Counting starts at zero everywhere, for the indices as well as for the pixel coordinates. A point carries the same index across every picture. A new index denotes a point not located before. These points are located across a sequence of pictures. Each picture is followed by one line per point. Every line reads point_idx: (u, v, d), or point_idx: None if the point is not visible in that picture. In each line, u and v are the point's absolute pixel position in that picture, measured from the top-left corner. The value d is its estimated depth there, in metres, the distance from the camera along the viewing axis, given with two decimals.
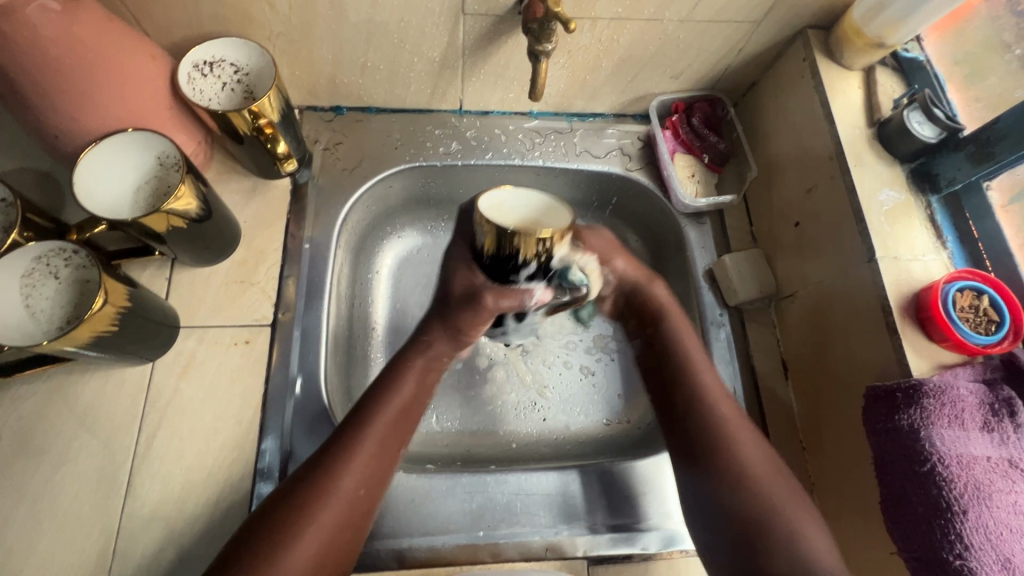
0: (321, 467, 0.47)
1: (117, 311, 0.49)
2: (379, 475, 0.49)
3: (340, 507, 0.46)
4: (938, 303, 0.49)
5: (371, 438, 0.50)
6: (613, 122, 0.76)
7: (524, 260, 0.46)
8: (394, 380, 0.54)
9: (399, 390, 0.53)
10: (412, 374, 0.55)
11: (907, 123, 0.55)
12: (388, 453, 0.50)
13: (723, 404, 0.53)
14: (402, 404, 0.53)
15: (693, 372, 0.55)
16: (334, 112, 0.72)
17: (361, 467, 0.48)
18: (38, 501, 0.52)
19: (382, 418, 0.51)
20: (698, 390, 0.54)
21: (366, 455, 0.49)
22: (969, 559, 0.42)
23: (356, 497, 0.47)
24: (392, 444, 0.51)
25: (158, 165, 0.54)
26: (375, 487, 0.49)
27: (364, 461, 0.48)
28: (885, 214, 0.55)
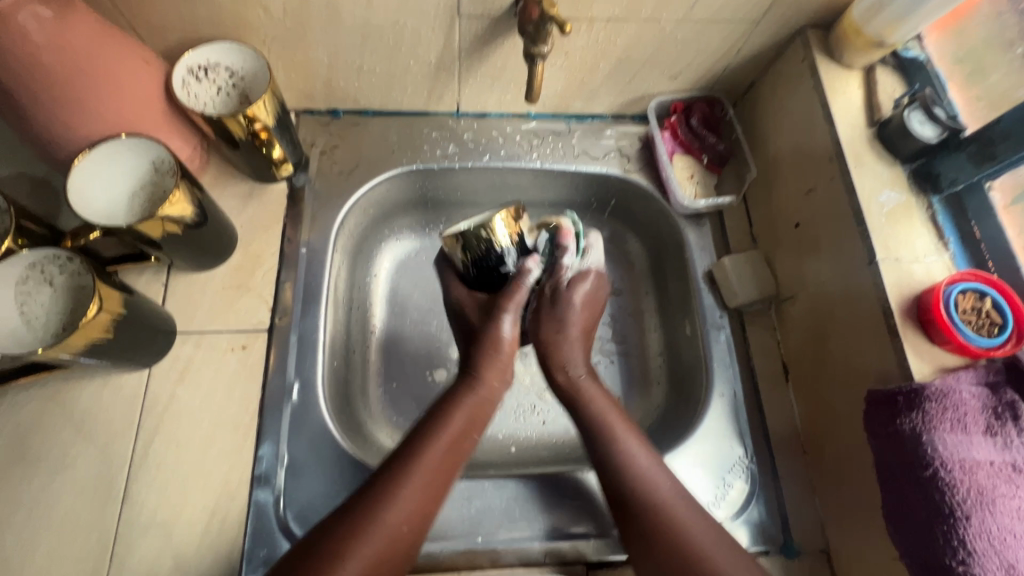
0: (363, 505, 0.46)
1: (111, 319, 0.49)
2: (424, 514, 0.48)
3: (380, 545, 0.45)
4: (939, 305, 0.48)
5: (418, 475, 0.48)
6: (611, 123, 0.76)
7: (507, 250, 0.55)
8: (441, 416, 0.52)
9: (446, 428, 0.51)
10: (465, 409, 0.53)
11: (908, 124, 0.55)
12: (438, 490, 0.49)
13: (653, 476, 0.52)
14: (451, 439, 0.51)
15: (622, 456, 0.53)
16: (330, 115, 0.72)
17: (403, 510, 0.47)
18: (35, 509, 0.52)
19: (433, 457, 0.50)
20: (643, 476, 0.52)
21: (411, 495, 0.47)
22: (972, 565, 0.42)
23: (399, 533, 0.46)
24: (438, 480, 0.49)
25: (153, 171, 0.53)
26: (420, 525, 0.48)
27: (410, 501, 0.47)
28: (885, 215, 0.54)
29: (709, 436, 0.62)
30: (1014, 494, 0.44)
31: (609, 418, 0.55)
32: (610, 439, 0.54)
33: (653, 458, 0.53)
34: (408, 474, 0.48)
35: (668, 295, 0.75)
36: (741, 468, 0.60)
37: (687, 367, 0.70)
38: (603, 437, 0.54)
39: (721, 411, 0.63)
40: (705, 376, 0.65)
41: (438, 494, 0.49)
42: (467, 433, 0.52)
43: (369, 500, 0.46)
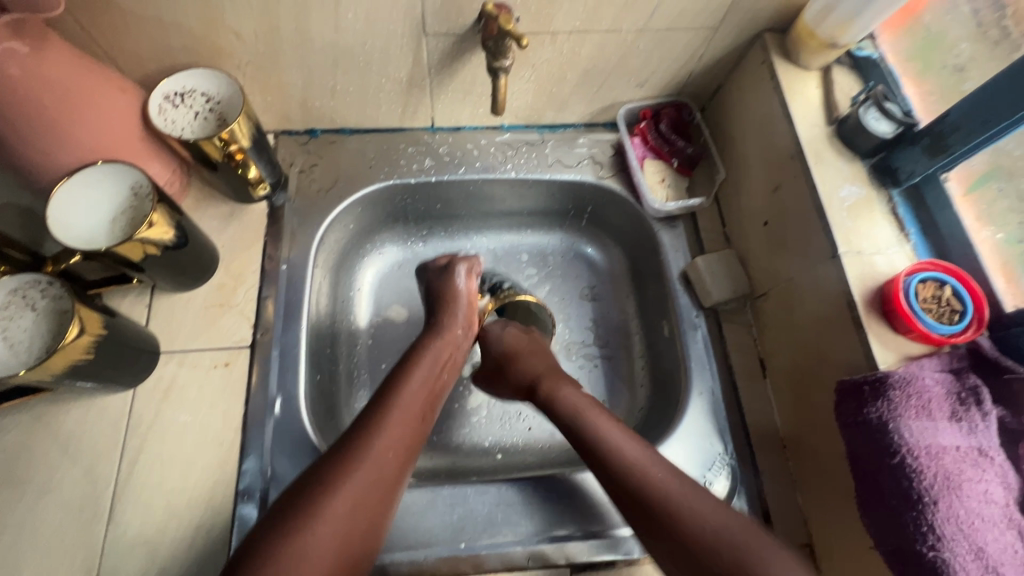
0: (351, 440, 0.50)
1: (93, 340, 0.50)
2: (407, 446, 0.52)
3: (375, 469, 0.48)
4: (899, 295, 0.49)
5: (396, 412, 0.53)
6: (583, 131, 0.78)
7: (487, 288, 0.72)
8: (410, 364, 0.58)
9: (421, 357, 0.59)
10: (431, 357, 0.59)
11: (864, 120, 0.56)
12: (416, 423, 0.54)
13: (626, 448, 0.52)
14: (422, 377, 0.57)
15: (606, 449, 0.52)
16: (308, 135, 0.74)
17: (387, 441, 0.50)
18: (21, 531, 0.52)
19: (410, 391, 0.55)
20: (632, 463, 0.51)
21: (399, 422, 0.52)
22: (942, 550, 0.43)
23: (385, 462, 0.49)
24: (416, 408, 0.54)
25: (132, 196, 0.55)
26: (405, 456, 0.51)
27: (396, 433, 0.51)
28: (847, 210, 0.56)
29: (689, 435, 0.62)
30: (981, 478, 0.45)
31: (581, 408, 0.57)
32: (579, 414, 0.56)
33: (642, 447, 0.52)
34: (390, 412, 0.53)
35: (648, 297, 0.76)
36: (722, 465, 0.61)
37: (668, 368, 0.70)
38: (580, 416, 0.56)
39: (700, 409, 0.64)
40: (683, 377, 0.66)
41: (416, 429, 0.53)
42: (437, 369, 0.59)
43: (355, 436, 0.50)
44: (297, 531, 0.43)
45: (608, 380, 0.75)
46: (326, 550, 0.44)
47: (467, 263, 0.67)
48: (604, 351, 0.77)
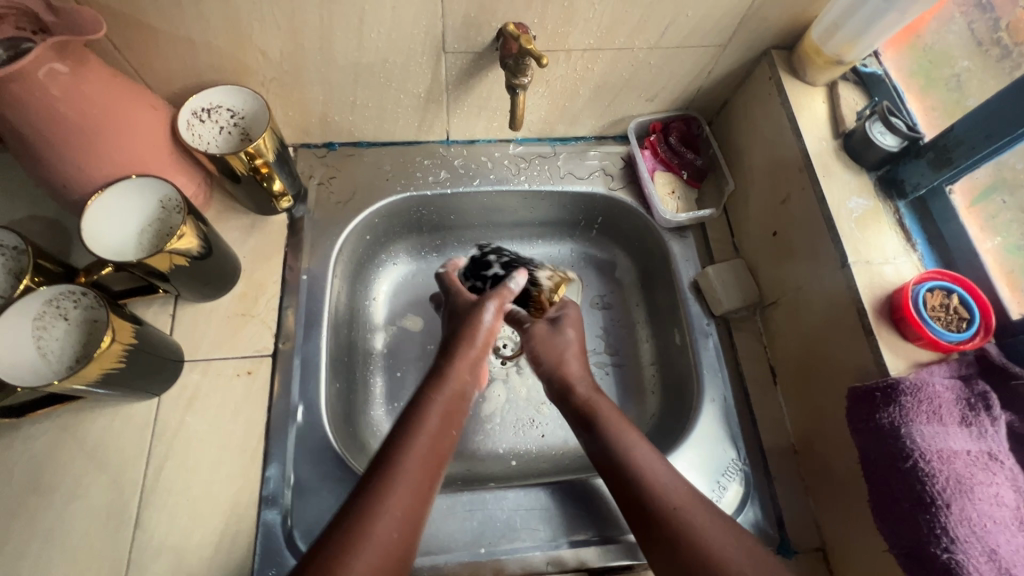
0: (350, 502, 0.44)
1: (124, 349, 0.51)
2: (419, 515, 0.45)
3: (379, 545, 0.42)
4: (908, 303, 0.51)
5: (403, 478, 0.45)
6: (594, 144, 0.80)
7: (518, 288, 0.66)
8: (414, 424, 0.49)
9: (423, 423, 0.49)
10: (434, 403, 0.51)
11: (870, 134, 0.58)
12: (423, 495, 0.45)
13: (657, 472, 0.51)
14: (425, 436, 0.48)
15: (627, 460, 0.52)
16: (327, 148, 0.76)
17: (396, 511, 0.43)
18: (50, 537, 0.53)
19: (413, 451, 0.47)
20: (649, 479, 0.50)
21: (402, 485, 0.45)
22: (956, 552, 0.44)
23: (394, 542, 0.42)
24: (427, 467, 0.47)
25: (161, 208, 0.57)
26: (413, 531, 0.44)
27: (404, 501, 0.44)
28: (855, 221, 0.57)
29: (702, 441, 0.63)
30: (993, 482, 0.46)
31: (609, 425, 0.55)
32: (625, 454, 0.52)
33: (653, 452, 0.53)
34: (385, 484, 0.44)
35: (658, 306, 0.78)
36: (735, 471, 0.62)
37: (679, 375, 0.72)
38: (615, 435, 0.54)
39: (712, 416, 0.65)
40: (695, 383, 0.68)
41: (424, 488, 0.46)
42: (444, 422, 0.50)
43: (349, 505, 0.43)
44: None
45: (620, 388, 0.76)
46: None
47: (497, 297, 0.58)
48: (616, 359, 0.78)
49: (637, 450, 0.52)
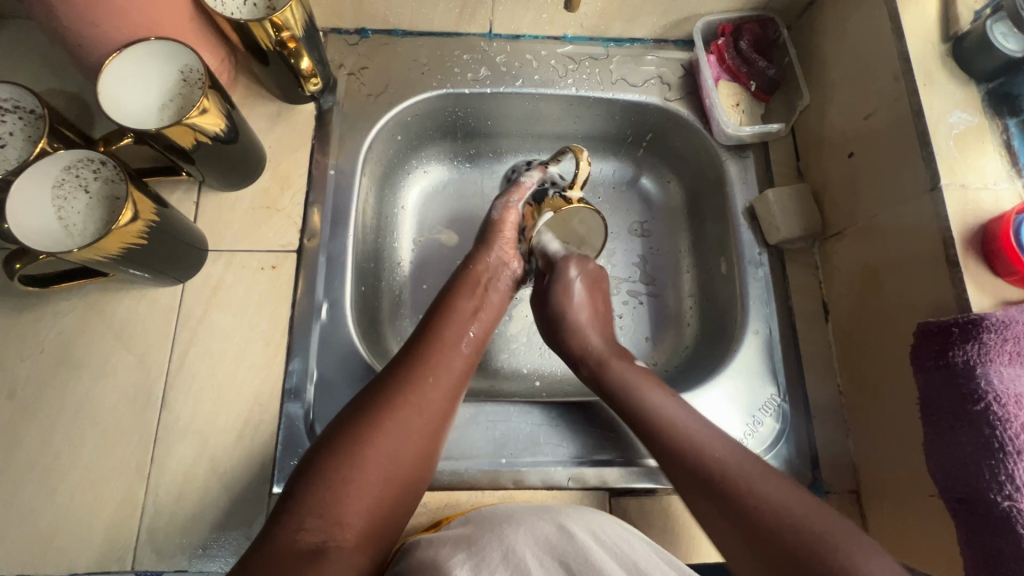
0: (393, 387, 0.49)
1: (145, 226, 0.49)
2: (433, 433, 0.50)
3: (419, 417, 0.49)
4: (1009, 232, 0.44)
5: (414, 396, 0.49)
6: (652, 48, 0.71)
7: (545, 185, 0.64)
8: (428, 350, 0.53)
9: (446, 356, 0.54)
10: (461, 312, 0.58)
11: (990, 36, 0.49)
12: (440, 413, 0.50)
13: (720, 452, 0.47)
14: (461, 334, 0.56)
15: (657, 418, 0.52)
16: (358, 35, 0.69)
17: (412, 428, 0.48)
18: (79, 410, 0.54)
19: (449, 346, 0.54)
20: (696, 443, 0.49)
21: (441, 374, 0.52)
22: (1019, 500, 0.40)
23: (410, 456, 0.47)
24: (457, 361, 0.54)
25: (182, 81, 0.52)
26: (430, 444, 0.49)
27: (419, 419, 0.49)
28: (954, 138, 0.50)
29: (740, 373, 0.60)
30: None
31: (634, 380, 0.55)
32: (636, 399, 0.54)
33: (685, 407, 0.52)
34: (424, 372, 0.51)
35: (705, 236, 0.72)
36: (772, 407, 0.59)
37: (722, 306, 0.68)
38: (628, 396, 0.55)
39: (754, 349, 0.61)
40: (739, 314, 0.63)
41: (454, 382, 0.53)
42: (479, 326, 0.58)
43: (398, 387, 0.50)
44: (339, 483, 0.43)
45: (654, 317, 0.73)
46: (370, 492, 0.44)
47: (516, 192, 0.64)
48: (652, 288, 0.74)
49: (666, 408, 0.52)
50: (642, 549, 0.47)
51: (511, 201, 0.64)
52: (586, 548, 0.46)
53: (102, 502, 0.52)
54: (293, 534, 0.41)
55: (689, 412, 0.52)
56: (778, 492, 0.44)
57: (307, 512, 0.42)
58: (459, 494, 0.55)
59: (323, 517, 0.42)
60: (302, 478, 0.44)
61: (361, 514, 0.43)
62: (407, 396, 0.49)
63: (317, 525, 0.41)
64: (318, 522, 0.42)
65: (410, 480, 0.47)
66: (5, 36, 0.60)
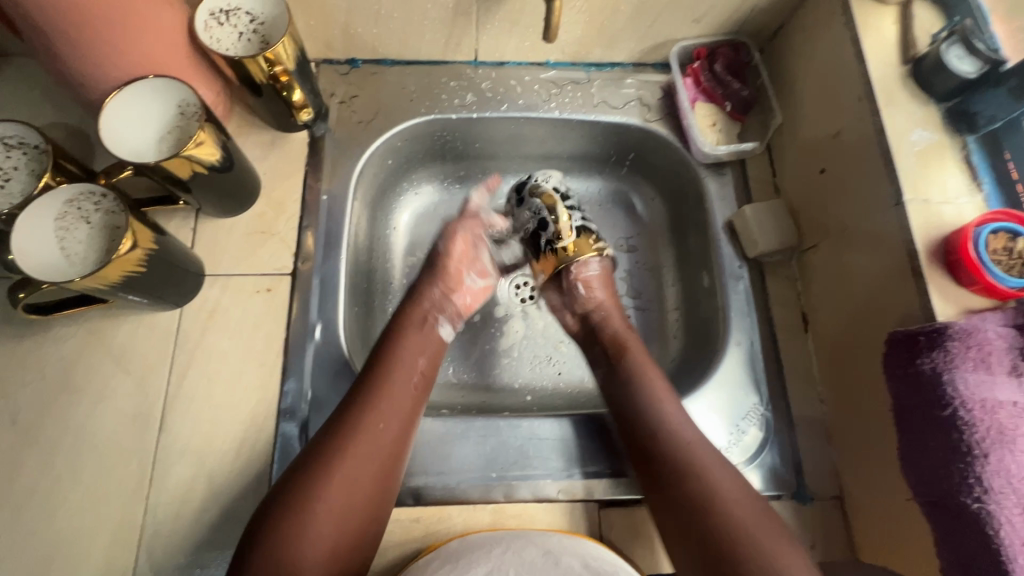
0: (343, 421, 0.50)
1: (145, 253, 0.51)
2: (388, 470, 0.50)
3: (372, 453, 0.49)
4: (968, 245, 0.46)
5: (363, 431, 0.50)
6: (632, 72, 0.74)
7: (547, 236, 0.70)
8: (376, 379, 0.53)
9: (398, 388, 0.53)
10: (415, 335, 0.59)
11: (945, 58, 0.52)
12: (392, 446, 0.51)
13: (713, 469, 0.50)
14: (414, 363, 0.56)
15: (644, 402, 0.56)
16: (349, 65, 0.72)
17: (364, 467, 0.48)
18: (80, 433, 0.55)
19: (407, 367, 0.55)
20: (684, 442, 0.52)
21: (390, 407, 0.52)
22: (988, 502, 0.42)
23: (364, 496, 0.48)
24: (408, 390, 0.54)
25: (179, 115, 0.55)
26: (385, 480, 0.49)
27: (371, 456, 0.49)
28: (915, 155, 0.52)
29: (724, 384, 0.62)
30: None
31: (641, 364, 0.59)
32: (637, 375, 0.58)
33: (675, 402, 0.56)
34: (374, 405, 0.51)
35: (688, 252, 0.74)
36: (756, 416, 0.61)
37: (706, 319, 0.69)
38: (637, 376, 0.58)
39: (736, 360, 0.63)
40: (721, 327, 0.65)
41: (411, 403, 0.53)
42: (427, 358, 0.58)
43: (346, 422, 0.50)
44: (298, 522, 0.44)
45: (641, 331, 0.74)
46: (328, 529, 0.45)
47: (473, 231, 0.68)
48: (639, 303, 0.76)
49: (654, 386, 0.57)
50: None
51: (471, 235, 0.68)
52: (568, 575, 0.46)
53: (102, 524, 0.53)
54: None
55: (695, 430, 0.54)
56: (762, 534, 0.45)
57: (266, 556, 0.43)
58: (450, 508, 0.56)
59: (283, 557, 0.43)
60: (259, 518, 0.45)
61: (320, 555, 0.44)
62: (370, 420, 0.50)
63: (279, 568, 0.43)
64: (277, 564, 0.43)
65: (369, 515, 0.48)
66: (10, 75, 0.63)
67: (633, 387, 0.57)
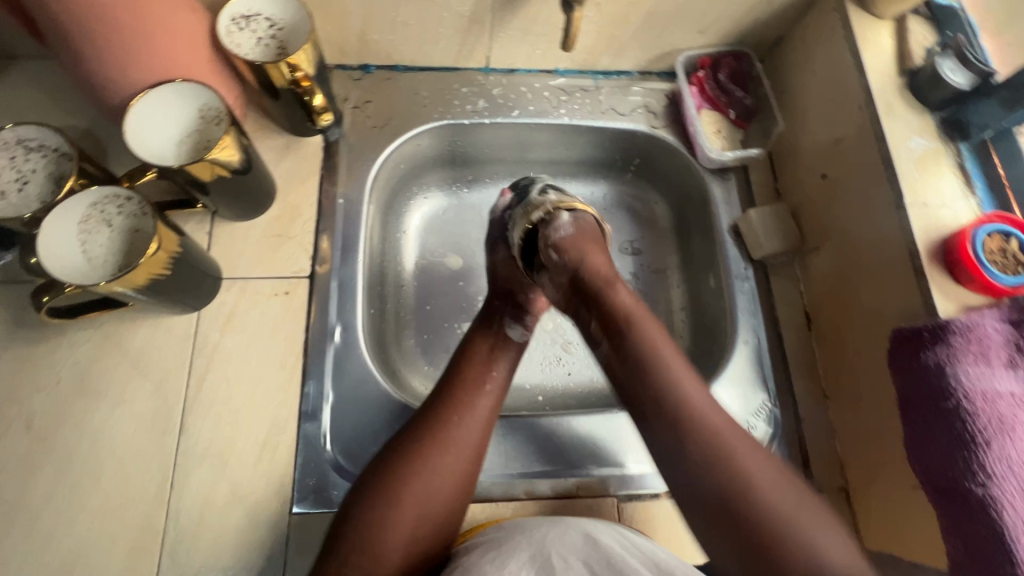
0: (423, 426, 0.51)
1: (169, 256, 0.51)
2: (466, 477, 0.51)
3: (451, 459, 0.50)
4: (967, 245, 0.49)
5: (446, 438, 0.51)
6: (638, 80, 0.77)
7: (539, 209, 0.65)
8: (455, 390, 0.54)
9: (481, 394, 0.54)
10: (482, 352, 0.58)
11: (940, 71, 0.56)
12: (471, 452, 0.51)
13: (737, 453, 0.45)
14: (484, 372, 0.56)
15: (663, 383, 0.49)
16: (362, 70, 0.73)
17: (438, 471, 0.49)
18: (97, 438, 0.55)
19: (476, 385, 0.55)
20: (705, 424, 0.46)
21: (467, 417, 0.52)
22: (991, 487, 0.44)
23: (443, 499, 0.49)
24: (485, 399, 0.54)
25: (200, 118, 0.55)
26: (462, 487, 0.50)
27: (454, 461, 0.50)
28: (914, 161, 0.55)
29: (734, 381, 0.64)
30: None
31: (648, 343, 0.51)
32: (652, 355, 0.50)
33: (695, 382, 0.49)
34: (455, 412, 0.52)
35: (694, 255, 0.77)
36: (765, 411, 0.63)
37: (712, 319, 0.72)
38: (649, 369, 0.49)
39: (745, 357, 0.65)
40: (729, 325, 0.68)
41: (489, 416, 0.54)
42: (502, 366, 0.57)
43: (428, 429, 0.51)
44: (378, 522, 0.46)
45: None
46: (408, 529, 0.47)
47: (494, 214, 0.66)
48: (645, 304, 0.78)
49: (661, 352, 0.50)
50: (670, 556, 0.49)
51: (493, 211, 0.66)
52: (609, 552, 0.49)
53: (123, 528, 0.52)
54: (337, 568, 0.45)
55: (722, 414, 0.48)
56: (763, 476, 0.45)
57: (351, 549, 0.45)
58: (475, 506, 0.57)
59: (363, 552, 0.45)
60: (346, 513, 0.48)
61: (399, 547, 0.46)
62: (438, 440, 0.50)
63: (361, 559, 0.45)
64: (358, 557, 0.45)
65: (444, 518, 0.49)
66: (20, 77, 0.62)
67: (642, 382, 0.49)
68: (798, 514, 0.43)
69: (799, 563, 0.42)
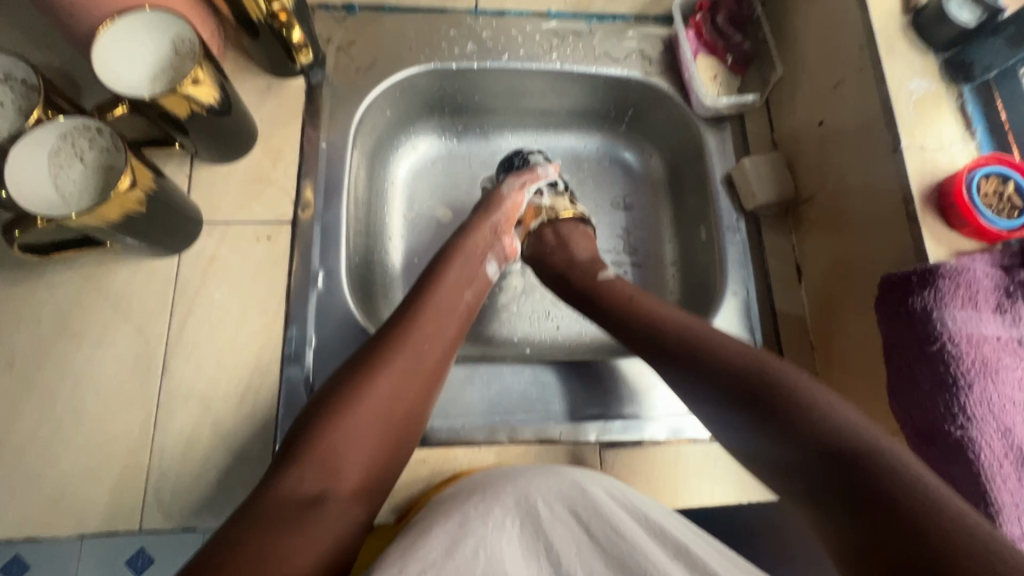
0: (384, 344, 0.51)
1: (144, 192, 0.50)
2: (424, 397, 0.51)
3: (413, 376, 0.50)
4: (962, 188, 0.48)
5: (404, 354, 0.51)
6: (633, 24, 0.74)
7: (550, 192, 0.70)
8: (416, 312, 0.54)
9: (439, 322, 0.55)
10: (451, 281, 0.58)
11: (946, 8, 0.53)
12: (430, 372, 0.51)
13: (723, 350, 0.49)
14: (454, 300, 0.57)
15: (666, 319, 0.54)
16: (346, 10, 0.70)
17: (401, 389, 0.49)
18: (79, 378, 0.55)
19: (443, 312, 0.55)
20: (696, 334, 0.51)
21: (433, 338, 0.53)
22: (970, 429, 0.44)
23: (401, 417, 0.49)
24: (451, 326, 0.55)
25: (174, 52, 0.53)
26: (420, 407, 0.50)
27: (411, 379, 0.50)
28: (914, 103, 0.53)
29: (721, 332, 0.64)
30: (1017, 365, 0.47)
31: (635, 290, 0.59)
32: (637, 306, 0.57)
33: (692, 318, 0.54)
34: (417, 334, 0.52)
35: (686, 207, 0.75)
36: None
37: (703, 272, 0.71)
38: (648, 316, 0.55)
39: (733, 309, 0.65)
40: (718, 277, 0.67)
41: (450, 341, 0.55)
42: (470, 294, 0.59)
43: (389, 344, 0.51)
44: (338, 432, 0.45)
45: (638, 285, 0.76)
46: (367, 443, 0.46)
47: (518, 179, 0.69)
48: (635, 258, 0.77)
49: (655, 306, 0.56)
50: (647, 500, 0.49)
51: (519, 186, 0.68)
52: (597, 502, 0.47)
53: (107, 466, 0.53)
54: (294, 485, 0.43)
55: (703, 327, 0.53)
56: (734, 350, 0.49)
57: (308, 462, 0.44)
58: (456, 449, 0.57)
59: (320, 467, 0.44)
60: (303, 425, 0.46)
61: (360, 463, 0.46)
62: (402, 357, 0.50)
63: (318, 470, 0.44)
64: (315, 472, 0.44)
65: (403, 436, 0.49)
66: None
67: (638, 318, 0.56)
68: (796, 376, 0.45)
69: (817, 421, 0.41)
